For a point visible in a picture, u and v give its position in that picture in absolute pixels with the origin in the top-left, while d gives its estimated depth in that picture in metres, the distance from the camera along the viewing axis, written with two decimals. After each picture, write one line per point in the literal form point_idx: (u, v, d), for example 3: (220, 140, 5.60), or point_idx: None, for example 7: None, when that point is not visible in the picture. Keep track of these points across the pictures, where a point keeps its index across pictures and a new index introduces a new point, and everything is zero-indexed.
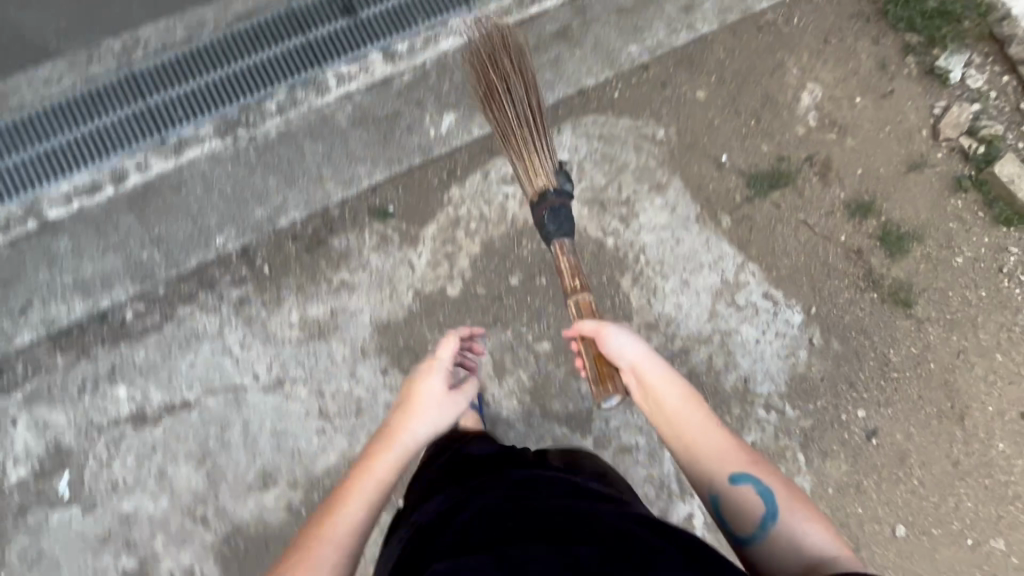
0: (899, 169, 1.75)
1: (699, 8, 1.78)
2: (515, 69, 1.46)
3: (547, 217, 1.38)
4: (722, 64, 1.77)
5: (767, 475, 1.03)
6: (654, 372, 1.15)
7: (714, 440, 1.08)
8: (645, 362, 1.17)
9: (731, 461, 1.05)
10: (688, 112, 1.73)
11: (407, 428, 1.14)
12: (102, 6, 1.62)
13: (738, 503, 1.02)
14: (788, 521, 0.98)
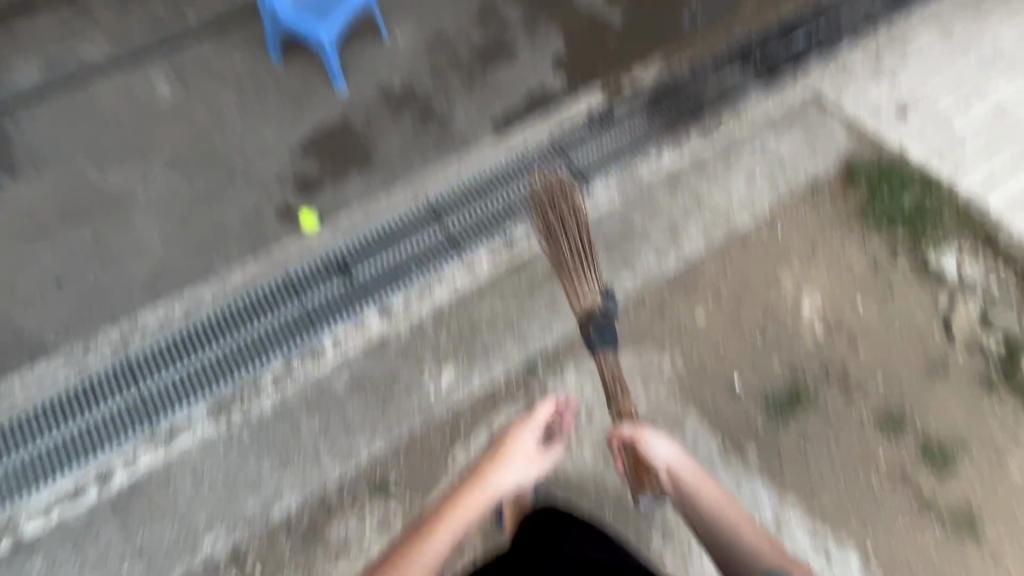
0: (922, 373, 1.68)
1: (683, 231, 1.84)
2: (572, 205, 1.48)
3: (600, 331, 1.35)
4: (717, 283, 1.77)
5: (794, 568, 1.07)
6: (688, 476, 1.22)
7: (747, 536, 1.13)
8: (678, 463, 1.23)
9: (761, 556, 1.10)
10: (691, 336, 1.69)
11: (492, 484, 1.24)
12: (102, 298, 1.65)
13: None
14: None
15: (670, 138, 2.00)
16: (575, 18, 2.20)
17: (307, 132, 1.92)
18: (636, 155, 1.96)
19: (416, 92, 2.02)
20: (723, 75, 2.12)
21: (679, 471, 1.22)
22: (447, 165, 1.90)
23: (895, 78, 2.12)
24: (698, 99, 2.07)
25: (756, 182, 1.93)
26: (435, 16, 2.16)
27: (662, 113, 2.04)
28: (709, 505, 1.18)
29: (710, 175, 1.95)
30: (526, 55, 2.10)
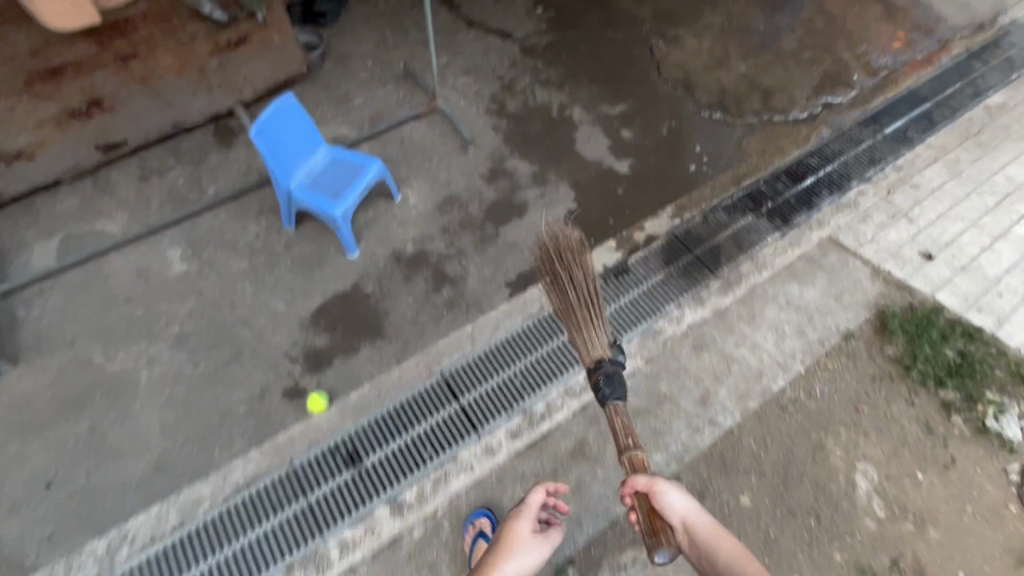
0: (1007, 563, 1.48)
1: (716, 396, 1.72)
2: (577, 261, 1.53)
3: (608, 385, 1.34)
4: (759, 458, 1.63)
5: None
6: (705, 530, 1.24)
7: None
8: (697, 516, 1.25)
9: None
10: (738, 524, 1.53)
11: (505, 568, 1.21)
12: (92, 505, 1.53)
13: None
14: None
15: (689, 292, 1.94)
16: (584, 172, 2.25)
17: (319, 302, 1.89)
18: (656, 312, 1.88)
19: (429, 254, 2.00)
20: (737, 223, 2.11)
21: (698, 525, 1.23)
22: (461, 331, 1.84)
23: (913, 220, 2.10)
24: (713, 250, 2.04)
25: (786, 337, 1.84)
26: (447, 175, 2.20)
27: (679, 265, 2.00)
28: (725, 561, 1.22)
29: (737, 330, 1.86)
30: (538, 212, 2.12)
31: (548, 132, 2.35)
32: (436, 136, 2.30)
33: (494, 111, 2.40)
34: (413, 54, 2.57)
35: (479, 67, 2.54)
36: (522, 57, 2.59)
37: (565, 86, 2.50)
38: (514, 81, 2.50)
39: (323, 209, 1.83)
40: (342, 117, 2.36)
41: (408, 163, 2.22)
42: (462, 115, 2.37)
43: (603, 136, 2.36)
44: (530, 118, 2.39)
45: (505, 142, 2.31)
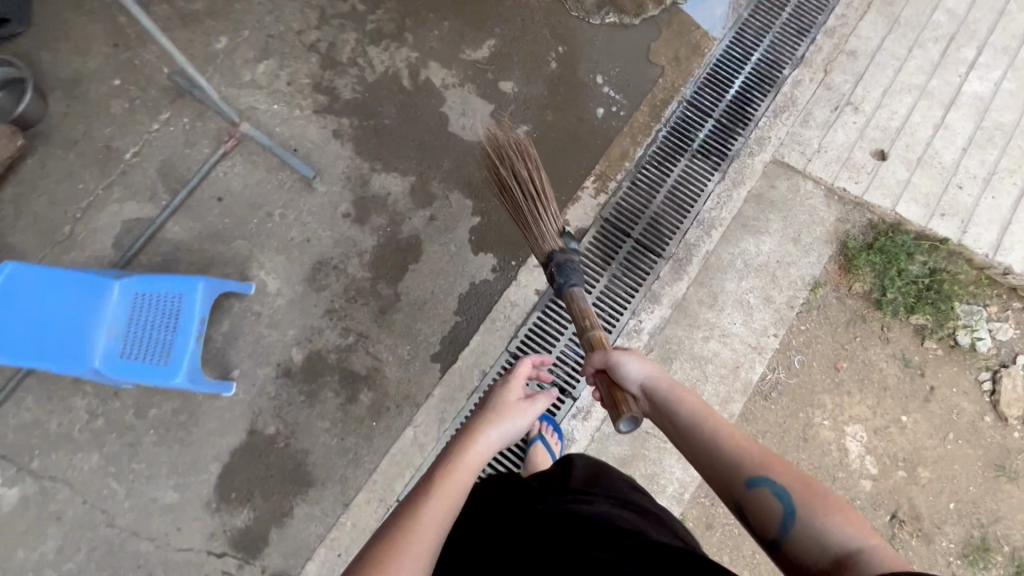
0: (988, 476, 1.55)
1: None
2: (517, 156, 1.46)
3: (569, 271, 1.32)
4: None
5: (779, 471, 0.85)
6: (666, 390, 1.02)
7: (736, 444, 0.91)
8: (657, 374, 1.04)
9: (745, 464, 0.88)
10: (750, 540, 1.51)
11: (490, 430, 1.06)
12: None
13: (753, 510, 0.84)
14: (803, 515, 0.80)
15: (641, 291, 1.65)
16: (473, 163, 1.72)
17: (216, 471, 1.49)
18: (612, 331, 1.62)
19: (324, 354, 1.57)
20: (671, 177, 1.74)
21: (654, 383, 1.03)
22: (403, 441, 1.53)
23: (859, 105, 1.77)
24: (653, 224, 1.70)
25: (753, 311, 1.64)
26: (302, 231, 1.64)
27: (621, 259, 1.68)
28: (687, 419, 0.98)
29: (702, 321, 1.63)
30: (436, 244, 1.65)
31: (408, 117, 1.74)
32: (263, 176, 1.67)
33: (325, 108, 1.73)
34: (173, 47, 1.74)
35: (277, 39, 1.77)
36: (330, 2, 1.80)
37: (406, 34, 1.80)
38: (334, 49, 1.77)
39: (155, 381, 1.32)
40: (118, 187, 1.65)
41: (243, 232, 1.63)
42: (285, 130, 1.70)
43: (479, 98, 1.77)
44: (377, 103, 1.74)
45: (358, 152, 1.70)
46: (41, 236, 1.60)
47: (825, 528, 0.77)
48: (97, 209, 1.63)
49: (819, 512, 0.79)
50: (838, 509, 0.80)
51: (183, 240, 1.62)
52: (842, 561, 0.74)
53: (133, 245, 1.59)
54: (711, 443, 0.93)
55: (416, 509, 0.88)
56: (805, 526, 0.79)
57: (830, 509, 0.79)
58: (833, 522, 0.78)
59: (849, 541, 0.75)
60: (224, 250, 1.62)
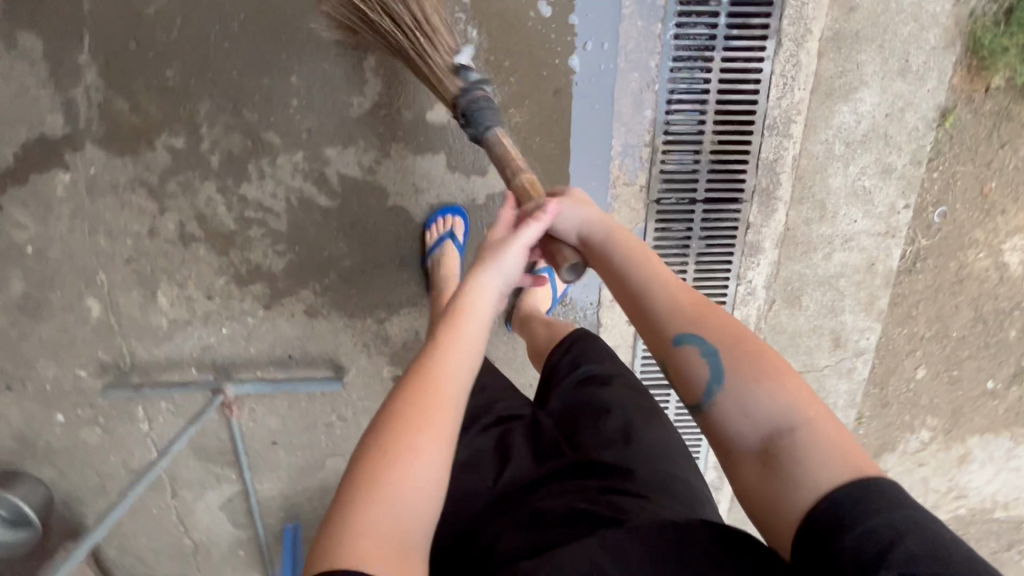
0: None
1: (846, 327, 1.45)
2: None
3: (481, 112, 0.98)
4: (913, 332, 1.48)
5: (714, 328, 0.69)
6: (604, 232, 0.80)
7: (662, 290, 0.74)
8: (585, 214, 0.81)
9: (674, 316, 0.71)
10: (927, 392, 1.54)
11: (489, 275, 0.76)
12: None
13: (678, 371, 0.69)
14: (736, 386, 0.65)
15: (737, 249, 1.36)
16: (476, 239, 1.31)
17: None
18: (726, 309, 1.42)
19: None
20: (711, 89, 1.23)
21: (593, 230, 0.81)
22: None
23: None
24: (716, 164, 1.29)
25: (872, 194, 1.32)
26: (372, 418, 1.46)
27: (699, 227, 1.34)
28: (615, 267, 0.78)
29: (817, 241, 1.36)
30: (501, 343, 1.42)
31: (364, 240, 1.29)
32: (290, 399, 1.42)
33: (273, 295, 1.31)
34: (60, 347, 1.31)
35: (139, 257, 1.25)
36: (141, 164, 1.18)
37: (265, 137, 1.18)
38: (210, 221, 1.24)
39: None
40: (183, 489, 1.50)
41: (325, 452, 1.49)
42: (260, 346, 1.35)
43: (419, 155, 1.23)
44: (319, 249, 1.28)
45: (351, 315, 1.35)
46: (176, 558, 1.58)
47: (759, 401, 0.63)
48: (189, 514, 1.53)
49: (752, 380, 0.64)
50: (778, 372, 0.64)
51: (283, 489, 1.53)
52: (771, 441, 0.61)
53: (253, 522, 1.53)
54: (644, 291, 0.75)
55: (420, 393, 0.67)
56: (733, 395, 0.65)
57: (773, 379, 0.64)
58: (768, 391, 0.63)
59: (786, 418, 0.61)
60: (325, 474, 1.52)
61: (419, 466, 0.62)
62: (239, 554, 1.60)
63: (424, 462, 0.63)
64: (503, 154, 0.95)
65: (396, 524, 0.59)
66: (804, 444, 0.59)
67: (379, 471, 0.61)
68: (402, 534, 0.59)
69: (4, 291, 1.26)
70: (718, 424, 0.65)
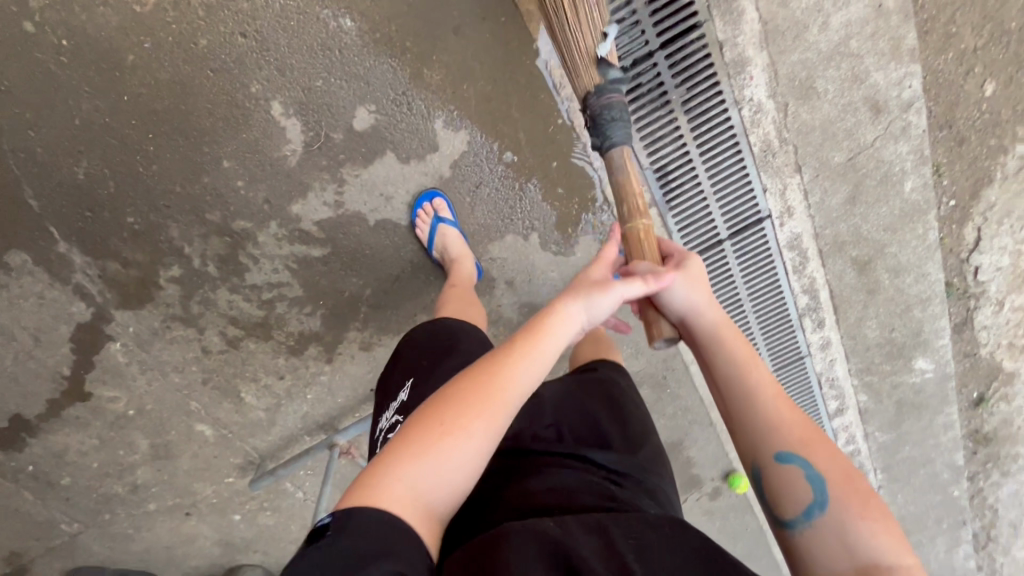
0: None
1: (881, 88, 1.26)
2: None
3: (614, 125, 0.98)
4: (963, 49, 1.25)
5: (823, 458, 0.78)
6: (713, 321, 0.89)
7: (770, 410, 0.83)
8: (692, 314, 0.90)
9: (778, 432, 0.81)
10: (1007, 103, 1.33)
11: (577, 307, 0.85)
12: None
13: (780, 485, 0.79)
14: (837, 513, 0.74)
15: (721, 76, 1.21)
16: (464, 210, 1.28)
17: None
18: (739, 139, 1.29)
19: None
20: None
21: (702, 314, 0.90)
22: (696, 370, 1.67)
23: None
24: (653, 3, 1.15)
25: None
26: None
27: (669, 78, 1.22)
28: (725, 368, 0.87)
29: (805, 16, 1.17)
30: (541, 288, 1.41)
31: (370, 264, 1.31)
32: None
33: (329, 349, 1.40)
34: (204, 468, 1.51)
35: (210, 376, 1.38)
36: (162, 305, 1.27)
37: (238, 226, 1.22)
38: (241, 318, 1.32)
39: None
40: None
41: None
42: (345, 393, 1.46)
43: (370, 165, 1.20)
44: (338, 294, 1.33)
45: (399, 332, 1.40)
46: None
47: (861, 536, 0.72)
48: None
49: (857, 516, 0.73)
50: (875, 510, 0.74)
51: None
52: (863, 573, 0.70)
53: None
54: (752, 405, 0.84)
55: (489, 392, 0.76)
56: (837, 524, 0.74)
57: (872, 517, 0.73)
58: (867, 526, 0.73)
59: (884, 558, 0.70)
60: None
61: (461, 448, 0.72)
62: None
63: (469, 448, 0.72)
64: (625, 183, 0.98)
65: (419, 488, 0.69)
66: None
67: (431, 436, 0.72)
68: (423, 494, 0.69)
69: (136, 451, 1.45)
70: (813, 540, 0.75)
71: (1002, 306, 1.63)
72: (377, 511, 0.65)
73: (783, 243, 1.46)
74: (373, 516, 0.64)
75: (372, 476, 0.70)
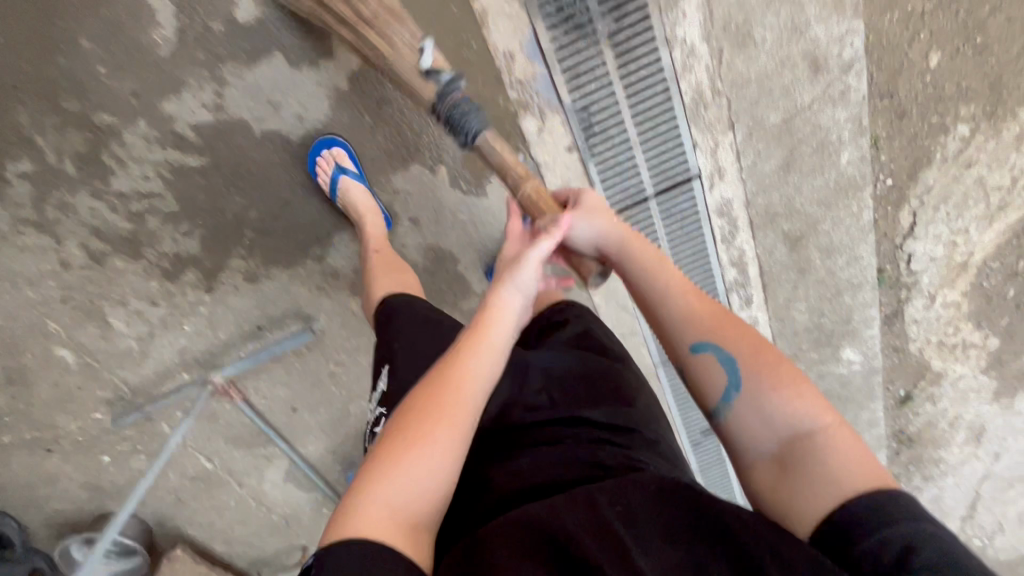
0: None
1: (820, 43, 1.18)
2: None
3: (469, 118, 0.97)
4: (909, 11, 1.18)
5: (735, 339, 0.77)
6: (619, 239, 0.91)
7: (681, 301, 0.83)
8: (601, 229, 0.92)
9: (690, 326, 0.80)
10: (950, 78, 1.26)
11: (509, 291, 0.83)
12: None
13: (697, 377, 0.78)
14: (753, 389, 0.72)
15: (652, 9, 1.12)
16: (364, 132, 1.17)
17: None
18: (670, 85, 1.20)
19: None
20: None
21: (610, 239, 0.91)
22: (617, 340, 1.59)
23: None
24: None
25: None
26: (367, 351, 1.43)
27: (595, 4, 1.10)
28: (637, 272, 0.87)
29: None
30: (451, 230, 1.30)
31: (256, 183, 1.18)
32: (285, 367, 1.42)
33: (209, 276, 1.27)
34: (65, 400, 1.37)
35: (70, 293, 1.24)
36: (9, 204, 1.13)
37: (100, 120, 1.08)
38: (106, 231, 1.19)
39: None
40: (245, 478, 1.59)
41: (344, 399, 1.50)
42: (228, 330, 1.33)
43: (256, 66, 1.08)
44: (219, 214, 1.20)
45: (290, 263, 1.28)
46: (277, 533, 1.73)
47: (779, 407, 0.69)
48: (263, 494, 1.64)
49: (770, 386, 0.71)
50: (789, 375, 0.72)
51: (328, 443, 1.58)
52: (785, 443, 0.68)
53: (315, 481, 1.60)
54: (668, 301, 0.83)
55: (440, 394, 0.72)
56: (754, 402, 0.71)
57: (789, 381, 0.71)
58: (782, 395, 0.70)
59: (802, 421, 0.68)
60: (356, 418, 1.55)
61: (428, 462, 0.66)
62: (325, 511, 1.72)
63: (438, 452, 0.67)
64: (505, 162, 1.01)
65: (405, 503, 0.63)
66: (821, 443, 0.66)
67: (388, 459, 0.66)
68: (406, 511, 0.63)
69: None
70: (741, 429, 0.72)
71: (934, 300, 1.58)
72: (346, 545, 0.58)
73: (713, 208, 1.38)
74: (346, 558, 0.57)
75: (344, 514, 0.63)
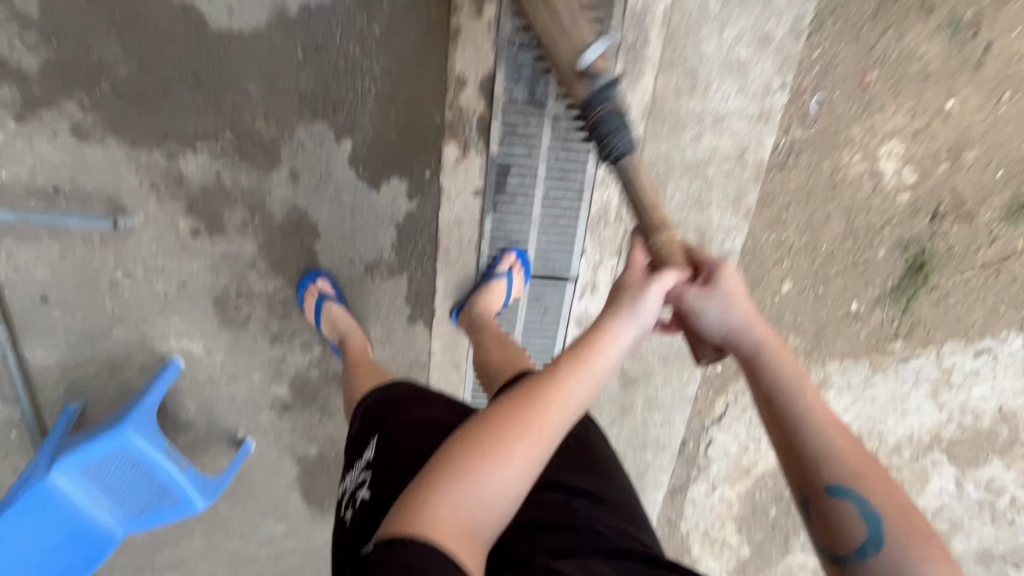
0: None
1: (712, 224, 1.34)
2: None
3: (619, 133, 0.89)
4: (782, 239, 1.37)
5: (875, 490, 0.69)
6: (753, 332, 0.79)
7: (825, 433, 0.73)
8: (738, 317, 0.79)
9: (834, 463, 0.71)
10: (791, 308, 1.46)
11: (624, 324, 0.78)
12: None
13: (830, 519, 0.70)
14: (894, 553, 0.66)
15: None
16: (287, 65, 1.10)
17: (300, 494, 1.56)
18: (585, 190, 1.25)
19: (305, 376, 1.40)
20: None
21: (743, 325, 0.79)
22: None
23: None
24: None
25: (747, 68, 1.20)
26: (166, 280, 1.24)
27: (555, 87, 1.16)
28: (774, 377, 0.77)
29: (686, 118, 1.24)
30: (326, 205, 1.22)
31: (145, 44, 1.06)
32: (60, 246, 1.18)
33: (27, 105, 1.06)
34: None
35: None
36: None
37: None
38: None
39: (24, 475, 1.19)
40: None
41: (110, 319, 1.26)
42: (15, 171, 1.10)
43: None
44: (82, 50, 1.04)
45: (134, 142, 1.11)
46: None
47: None
48: None
49: (917, 556, 0.66)
50: (933, 545, 0.67)
51: (60, 360, 1.28)
52: None
53: (18, 394, 1.28)
54: (809, 424, 0.73)
55: (528, 410, 0.72)
56: (892, 564, 0.66)
57: (933, 551, 0.66)
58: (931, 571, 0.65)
59: None
60: (112, 346, 1.29)
61: (506, 472, 0.69)
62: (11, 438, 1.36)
63: (512, 469, 0.69)
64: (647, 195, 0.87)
65: (473, 512, 0.66)
66: None
67: (465, 464, 0.68)
68: (476, 519, 0.66)
69: None
70: None
71: (715, 490, 1.71)
72: (416, 546, 0.61)
73: (574, 316, 1.40)
74: (414, 551, 0.60)
75: (421, 503, 0.66)
